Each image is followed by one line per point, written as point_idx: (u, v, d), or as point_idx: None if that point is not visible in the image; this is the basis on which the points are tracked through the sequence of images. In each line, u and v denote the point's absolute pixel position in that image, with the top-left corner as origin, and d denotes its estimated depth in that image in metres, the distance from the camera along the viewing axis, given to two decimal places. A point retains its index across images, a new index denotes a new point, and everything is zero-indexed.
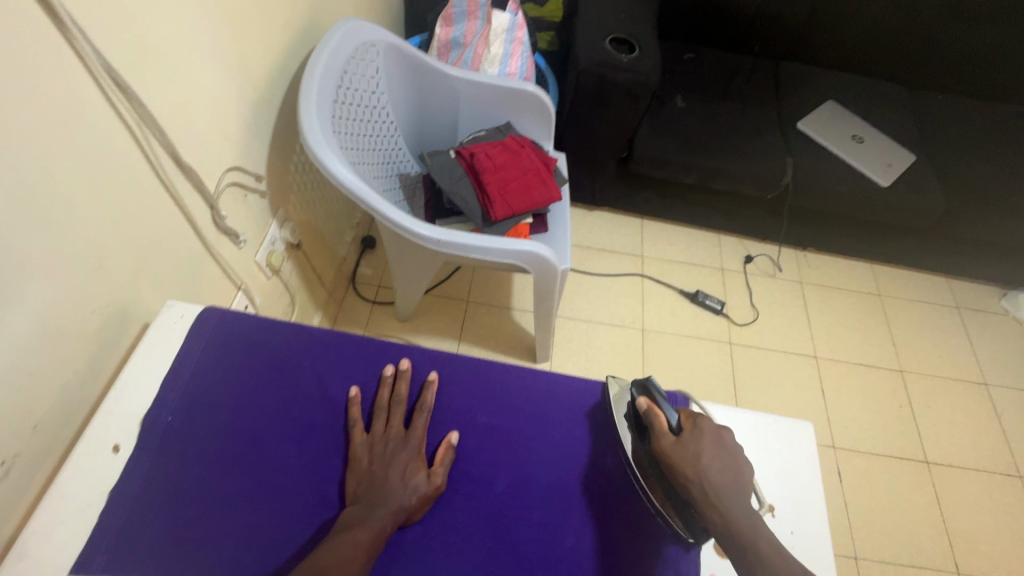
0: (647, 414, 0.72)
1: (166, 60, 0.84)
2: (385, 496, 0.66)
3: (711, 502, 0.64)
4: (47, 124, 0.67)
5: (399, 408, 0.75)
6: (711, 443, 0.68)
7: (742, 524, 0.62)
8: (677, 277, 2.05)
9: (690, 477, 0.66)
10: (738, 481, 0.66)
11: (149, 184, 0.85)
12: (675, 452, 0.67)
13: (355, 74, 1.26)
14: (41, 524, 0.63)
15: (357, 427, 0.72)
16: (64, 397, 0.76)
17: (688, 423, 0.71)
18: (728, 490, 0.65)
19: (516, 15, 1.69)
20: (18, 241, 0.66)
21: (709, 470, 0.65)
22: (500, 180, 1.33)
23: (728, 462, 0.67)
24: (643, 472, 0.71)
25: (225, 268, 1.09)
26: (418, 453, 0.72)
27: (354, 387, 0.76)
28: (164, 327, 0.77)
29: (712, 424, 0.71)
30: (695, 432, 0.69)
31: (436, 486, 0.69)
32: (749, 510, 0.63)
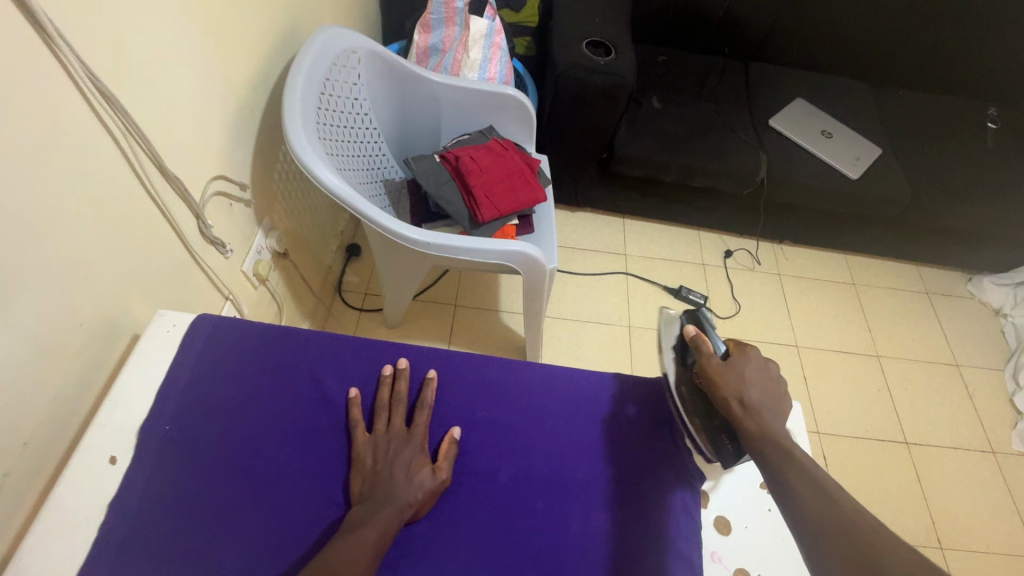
0: (696, 341, 0.78)
1: (148, 69, 0.83)
2: (391, 493, 0.67)
3: (746, 411, 0.70)
4: (30, 134, 0.66)
5: (400, 407, 0.75)
6: (755, 368, 0.75)
7: (772, 429, 0.68)
8: (660, 273, 2.09)
9: (730, 393, 0.72)
10: (773, 403, 0.73)
11: (135, 194, 0.84)
12: (721, 370, 0.74)
13: (338, 80, 1.26)
14: (37, 539, 0.62)
15: (359, 428, 0.72)
16: (54, 412, 0.74)
17: (737, 350, 0.78)
18: (764, 406, 0.71)
19: (494, 20, 1.71)
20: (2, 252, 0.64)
21: (748, 388, 0.72)
22: (487, 182, 1.35)
23: (767, 385, 0.74)
24: (682, 393, 0.77)
25: (213, 278, 1.08)
26: (421, 450, 0.72)
27: (354, 388, 0.76)
28: (156, 337, 0.76)
29: (756, 354, 0.77)
30: (741, 356, 0.76)
31: (441, 481, 0.70)
32: (781, 426, 0.70)
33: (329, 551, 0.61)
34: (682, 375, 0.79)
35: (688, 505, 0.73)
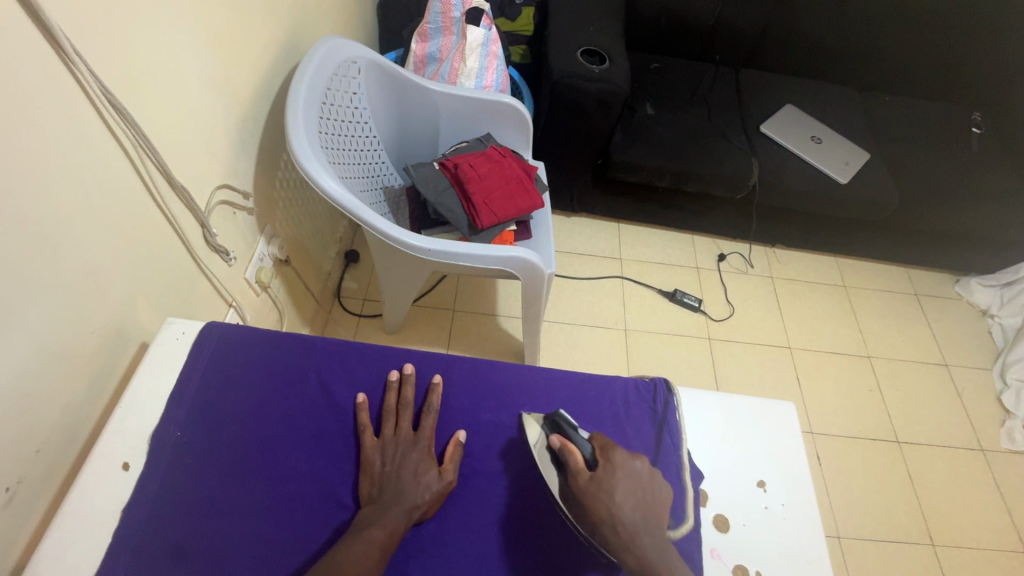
0: (564, 450, 0.71)
1: (157, 82, 0.85)
2: (400, 496, 0.69)
3: (627, 541, 0.64)
4: (47, 147, 0.68)
5: (406, 411, 0.77)
6: (626, 477, 0.69)
7: (656, 560, 0.63)
8: (655, 277, 2.12)
9: (606, 517, 0.66)
10: (651, 514, 0.67)
11: (144, 204, 0.86)
12: (592, 491, 0.67)
13: (338, 90, 1.29)
14: (53, 544, 0.63)
15: (367, 431, 0.74)
16: (66, 419, 0.75)
17: (604, 454, 0.71)
18: (641, 525, 0.66)
19: (491, 29, 1.72)
20: (17, 263, 0.66)
21: (624, 506, 0.66)
22: (485, 189, 1.37)
23: (641, 496, 0.68)
24: (565, 511, 0.70)
25: (217, 285, 1.09)
26: (428, 453, 0.74)
27: (361, 393, 0.77)
28: (165, 345, 0.78)
29: (624, 454, 0.71)
30: (608, 468, 0.69)
31: (447, 483, 0.72)
32: (662, 543, 0.65)
33: (340, 552, 0.63)
34: (558, 491, 0.71)
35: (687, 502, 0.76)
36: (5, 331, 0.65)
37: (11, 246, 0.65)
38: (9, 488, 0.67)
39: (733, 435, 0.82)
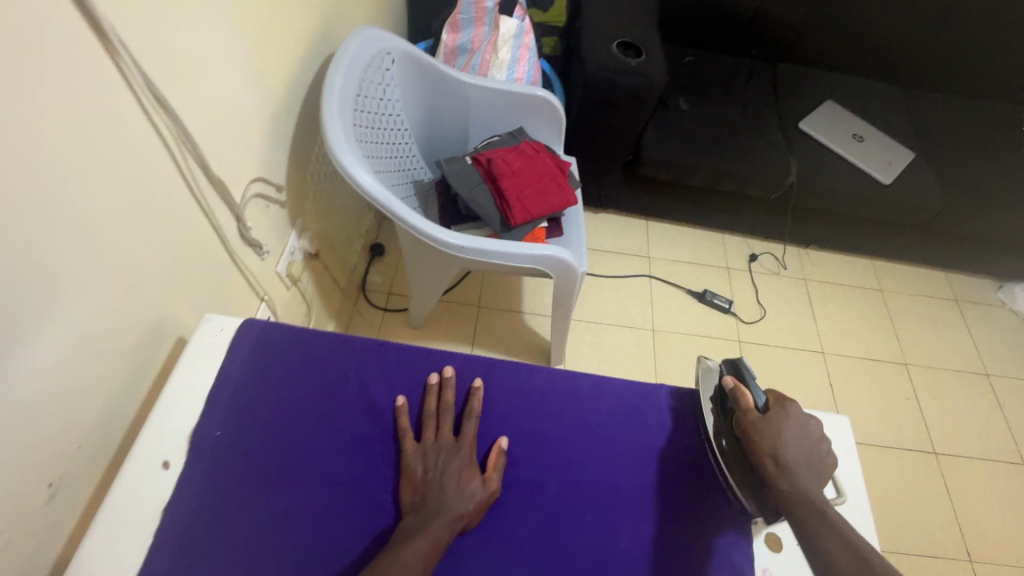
0: (736, 390, 0.74)
1: (197, 73, 0.84)
2: (444, 504, 0.67)
3: (783, 471, 0.66)
4: (91, 139, 0.67)
5: (447, 416, 0.75)
6: (795, 424, 0.71)
7: (810, 495, 0.64)
8: (683, 277, 2.07)
9: (770, 455, 0.68)
10: (815, 466, 0.68)
11: (183, 198, 0.85)
12: (759, 426, 0.70)
13: (372, 82, 1.26)
14: (93, 544, 0.62)
15: (408, 436, 0.72)
16: (106, 414, 0.75)
17: (777, 406, 0.72)
18: (805, 471, 0.67)
19: (523, 20, 1.70)
20: (60, 257, 0.65)
21: (789, 448, 0.68)
22: (518, 185, 1.34)
23: (809, 447, 0.70)
24: (722, 447, 0.73)
25: (251, 279, 1.08)
26: (470, 460, 0.72)
27: (400, 396, 0.75)
28: (204, 342, 0.77)
29: (799, 411, 0.73)
30: (781, 413, 0.71)
31: (492, 492, 0.70)
32: (820, 491, 0.66)
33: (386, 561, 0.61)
34: (718, 427, 0.75)
35: (733, 518, 0.73)
36: (48, 326, 0.64)
37: (55, 241, 0.64)
38: (51, 483, 0.67)
39: None
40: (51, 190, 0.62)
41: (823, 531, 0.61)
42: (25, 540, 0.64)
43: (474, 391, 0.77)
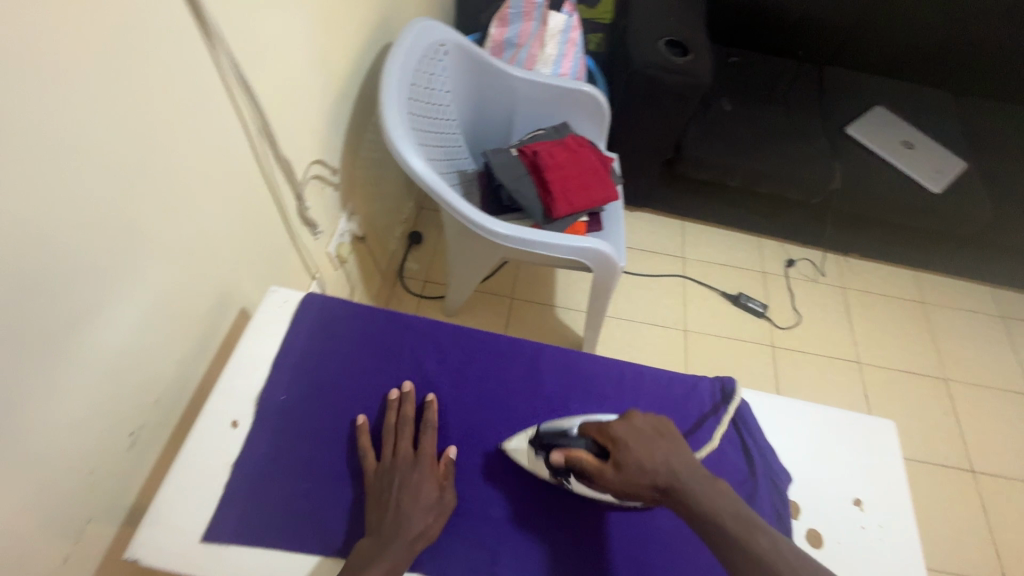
0: (570, 462, 0.66)
1: (275, 59, 0.88)
2: (400, 527, 0.63)
3: (674, 498, 0.62)
4: (184, 116, 0.72)
5: (405, 430, 0.72)
6: (636, 442, 0.66)
7: (707, 507, 0.61)
8: (718, 279, 2.06)
9: (653, 491, 0.63)
10: (684, 464, 0.65)
11: (254, 176, 0.90)
12: (622, 481, 0.64)
13: (426, 72, 1.30)
14: (171, 491, 0.67)
15: (368, 455, 0.70)
16: (179, 374, 0.80)
17: (603, 435, 0.68)
18: (685, 480, 0.63)
19: (572, 16, 1.71)
20: (152, 224, 0.70)
21: (660, 469, 0.64)
22: (562, 178, 1.36)
23: (668, 451, 0.65)
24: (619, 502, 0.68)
25: (305, 258, 1.13)
26: (429, 474, 0.69)
27: (361, 414, 0.73)
28: (269, 312, 0.81)
29: (624, 423, 0.68)
30: (617, 454, 0.65)
31: (448, 506, 0.67)
32: (706, 486, 0.63)
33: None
34: (595, 493, 0.68)
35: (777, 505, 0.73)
36: (138, 287, 0.70)
37: (148, 209, 0.69)
38: (133, 433, 0.72)
39: (827, 447, 0.78)
40: (148, 161, 0.68)
41: (737, 547, 0.58)
42: (108, 483, 0.69)
43: (405, 395, 0.75)
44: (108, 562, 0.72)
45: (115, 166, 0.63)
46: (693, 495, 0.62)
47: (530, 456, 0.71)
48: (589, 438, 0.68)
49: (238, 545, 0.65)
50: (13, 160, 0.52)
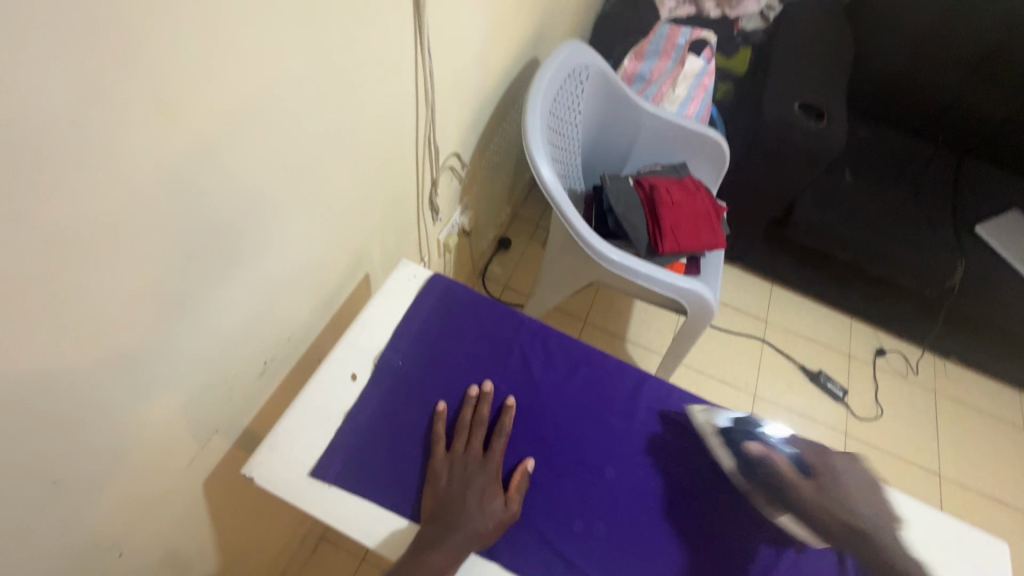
0: (770, 458, 0.73)
1: (451, 55, 0.96)
2: (462, 521, 0.65)
3: (861, 534, 0.68)
4: (377, 92, 0.80)
5: (479, 429, 0.73)
6: (845, 478, 0.73)
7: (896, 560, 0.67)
8: (799, 351, 1.98)
9: (843, 520, 0.68)
10: (883, 518, 0.71)
11: (407, 157, 0.97)
12: (825, 494, 0.70)
13: (567, 90, 1.35)
14: (290, 423, 0.73)
15: (439, 444, 0.71)
16: (308, 320, 0.87)
17: (812, 458, 0.75)
18: (883, 529, 0.69)
19: (709, 63, 1.71)
20: (327, 181, 0.78)
21: (852, 501, 0.70)
22: (674, 216, 1.36)
23: (868, 498, 0.72)
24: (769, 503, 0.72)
25: (421, 240, 1.20)
26: (495, 478, 0.70)
27: (441, 402, 0.75)
28: (398, 283, 0.87)
29: (836, 456, 0.75)
30: (828, 476, 0.72)
31: (511, 514, 0.67)
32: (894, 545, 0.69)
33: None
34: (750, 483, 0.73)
35: None
36: (304, 234, 0.78)
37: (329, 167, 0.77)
38: (264, 362, 0.80)
39: (928, 550, 0.74)
40: (341, 125, 0.76)
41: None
42: (236, 401, 0.77)
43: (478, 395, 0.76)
44: (217, 471, 0.79)
45: (316, 125, 0.71)
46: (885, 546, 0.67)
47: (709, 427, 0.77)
48: (793, 451, 0.75)
49: (339, 490, 0.69)
50: (256, 107, 0.59)
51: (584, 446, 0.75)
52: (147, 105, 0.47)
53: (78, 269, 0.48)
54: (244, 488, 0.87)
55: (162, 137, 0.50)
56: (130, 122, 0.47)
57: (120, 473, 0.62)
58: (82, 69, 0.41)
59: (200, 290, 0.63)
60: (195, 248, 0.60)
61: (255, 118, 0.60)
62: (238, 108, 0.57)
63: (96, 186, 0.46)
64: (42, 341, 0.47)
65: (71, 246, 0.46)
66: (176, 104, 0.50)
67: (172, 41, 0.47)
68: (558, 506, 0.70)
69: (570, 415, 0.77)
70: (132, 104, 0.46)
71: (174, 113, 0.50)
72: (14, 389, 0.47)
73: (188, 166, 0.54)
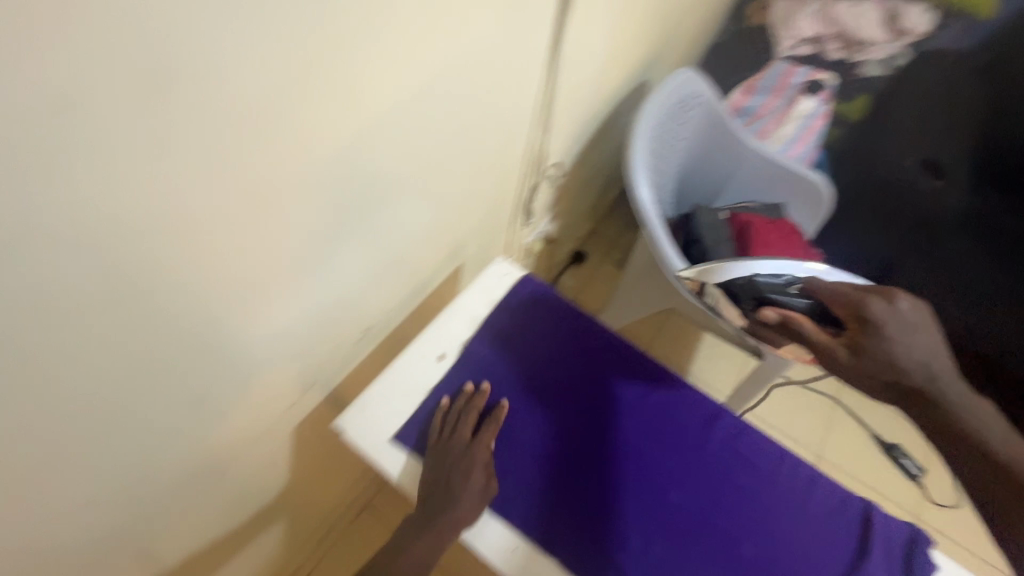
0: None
1: (571, 72, 1.01)
2: (448, 502, 0.69)
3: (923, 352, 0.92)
4: (504, 98, 0.86)
5: (470, 420, 0.76)
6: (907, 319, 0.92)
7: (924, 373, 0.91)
8: (876, 420, 1.84)
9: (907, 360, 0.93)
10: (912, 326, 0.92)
11: (515, 161, 1.03)
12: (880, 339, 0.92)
13: (675, 117, 1.35)
14: (378, 390, 0.79)
15: (434, 434, 0.75)
16: (404, 299, 0.94)
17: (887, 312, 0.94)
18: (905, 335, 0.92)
19: (823, 105, 1.67)
20: (448, 175, 0.85)
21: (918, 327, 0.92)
22: (765, 256, 1.32)
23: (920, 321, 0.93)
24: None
25: (511, 241, 1.25)
26: (480, 461, 0.73)
27: (442, 397, 0.78)
28: (493, 277, 0.91)
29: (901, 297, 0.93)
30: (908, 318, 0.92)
31: (490, 491, 0.72)
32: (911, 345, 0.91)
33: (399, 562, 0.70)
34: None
35: None
36: (418, 220, 0.85)
37: (452, 161, 0.83)
38: (363, 330, 0.87)
39: None
40: (471, 124, 0.82)
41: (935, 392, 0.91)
42: (334, 360, 0.84)
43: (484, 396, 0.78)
44: (305, 421, 0.87)
45: (452, 122, 0.77)
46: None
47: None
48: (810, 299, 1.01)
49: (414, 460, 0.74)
50: (409, 103, 0.66)
51: (648, 467, 0.76)
52: (339, 93, 0.55)
53: (254, 223, 0.56)
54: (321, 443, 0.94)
55: (342, 120, 0.58)
56: (322, 105, 0.54)
57: (240, 404, 0.70)
58: (298, 58, 0.48)
59: (330, 256, 0.70)
60: (335, 218, 0.67)
61: (409, 112, 0.67)
62: (399, 101, 0.64)
63: (286, 153, 0.54)
64: (216, 280, 0.56)
65: (256, 203, 0.54)
66: (356, 93, 0.57)
67: (367, 39, 0.54)
68: (617, 522, 0.72)
69: (639, 432, 0.78)
70: (328, 90, 0.53)
71: (353, 102, 0.57)
72: (189, 314, 0.55)
73: (350, 146, 0.62)
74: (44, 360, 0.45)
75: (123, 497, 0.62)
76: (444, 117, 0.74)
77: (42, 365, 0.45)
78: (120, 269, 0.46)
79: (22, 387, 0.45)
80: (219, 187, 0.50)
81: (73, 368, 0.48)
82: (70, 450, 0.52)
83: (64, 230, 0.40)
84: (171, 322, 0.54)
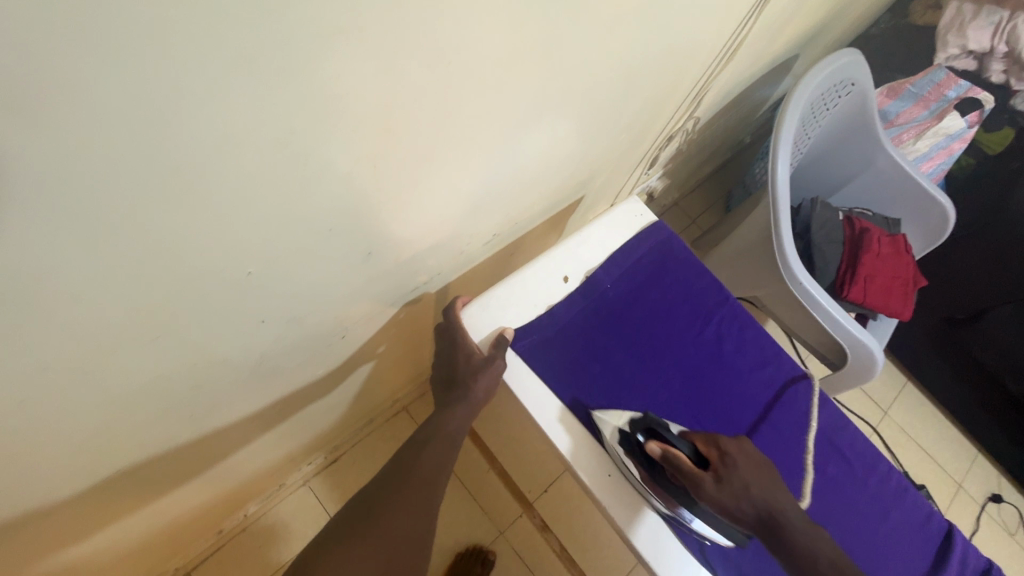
0: (667, 458, 0.71)
1: (761, 20, 0.97)
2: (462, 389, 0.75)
3: (802, 484, 0.81)
4: (706, 28, 0.83)
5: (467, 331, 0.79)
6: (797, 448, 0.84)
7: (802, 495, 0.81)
8: (908, 457, 1.80)
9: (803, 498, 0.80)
10: (798, 442, 0.84)
11: (673, 101, 1.00)
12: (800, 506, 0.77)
13: (827, 100, 1.27)
14: (501, 295, 0.83)
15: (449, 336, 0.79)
16: (533, 215, 0.93)
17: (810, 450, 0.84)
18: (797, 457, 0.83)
19: (971, 129, 1.54)
20: (630, 95, 0.83)
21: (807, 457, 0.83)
22: (873, 269, 1.28)
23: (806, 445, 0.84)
24: (678, 506, 0.73)
25: (623, 184, 1.21)
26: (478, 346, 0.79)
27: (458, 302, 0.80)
28: (627, 215, 0.93)
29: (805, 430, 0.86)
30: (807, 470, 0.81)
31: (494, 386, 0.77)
32: (796, 457, 0.83)
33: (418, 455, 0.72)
34: (666, 491, 0.73)
35: None
36: (587, 135, 0.83)
37: (641, 81, 0.81)
38: (493, 233, 0.87)
39: None
40: (672, 47, 0.80)
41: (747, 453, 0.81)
42: (462, 254, 0.85)
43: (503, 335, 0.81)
44: (412, 304, 0.87)
45: (662, 38, 0.75)
46: (782, 523, 0.71)
47: (620, 436, 0.76)
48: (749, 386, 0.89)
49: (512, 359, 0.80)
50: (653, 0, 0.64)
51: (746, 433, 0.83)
52: None
53: (496, 82, 0.54)
54: (405, 330, 0.95)
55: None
56: None
57: (391, 269, 0.71)
58: None
59: (517, 146, 0.69)
60: (542, 105, 0.65)
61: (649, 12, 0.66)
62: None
63: (560, 19, 0.53)
64: (448, 136, 0.55)
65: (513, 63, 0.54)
66: None
67: None
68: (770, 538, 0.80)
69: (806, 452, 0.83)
70: None
71: None
72: (413, 163, 0.55)
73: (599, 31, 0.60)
74: (308, 171, 0.45)
75: (283, 331, 0.63)
76: (656, 36, 0.73)
77: (309, 167, 0.44)
78: (398, 93, 0.45)
79: (283, 188, 0.44)
80: (498, 38, 0.48)
81: (323, 184, 0.47)
82: (279, 269, 0.53)
83: (388, 29, 0.38)
84: (398, 168, 0.53)
